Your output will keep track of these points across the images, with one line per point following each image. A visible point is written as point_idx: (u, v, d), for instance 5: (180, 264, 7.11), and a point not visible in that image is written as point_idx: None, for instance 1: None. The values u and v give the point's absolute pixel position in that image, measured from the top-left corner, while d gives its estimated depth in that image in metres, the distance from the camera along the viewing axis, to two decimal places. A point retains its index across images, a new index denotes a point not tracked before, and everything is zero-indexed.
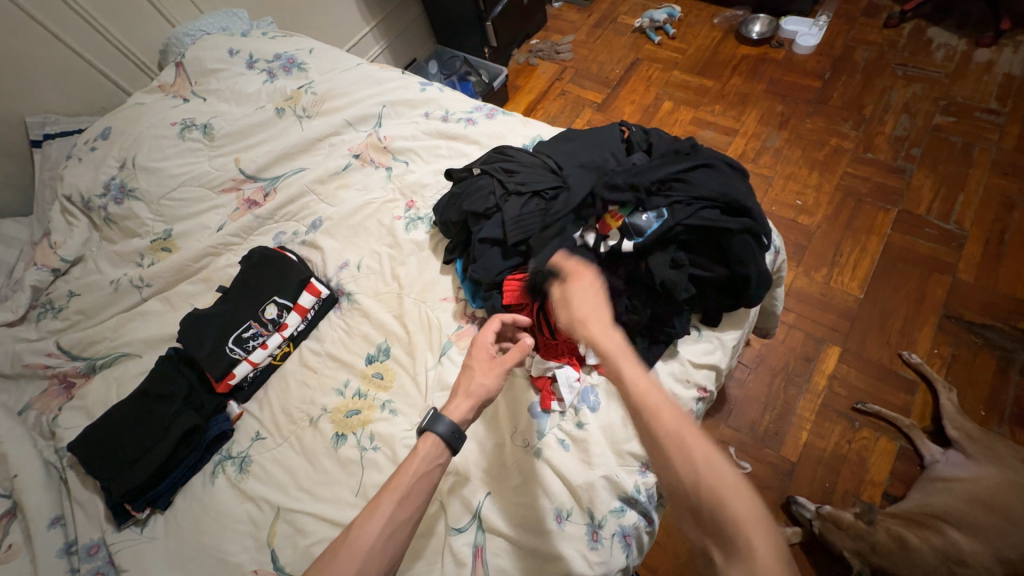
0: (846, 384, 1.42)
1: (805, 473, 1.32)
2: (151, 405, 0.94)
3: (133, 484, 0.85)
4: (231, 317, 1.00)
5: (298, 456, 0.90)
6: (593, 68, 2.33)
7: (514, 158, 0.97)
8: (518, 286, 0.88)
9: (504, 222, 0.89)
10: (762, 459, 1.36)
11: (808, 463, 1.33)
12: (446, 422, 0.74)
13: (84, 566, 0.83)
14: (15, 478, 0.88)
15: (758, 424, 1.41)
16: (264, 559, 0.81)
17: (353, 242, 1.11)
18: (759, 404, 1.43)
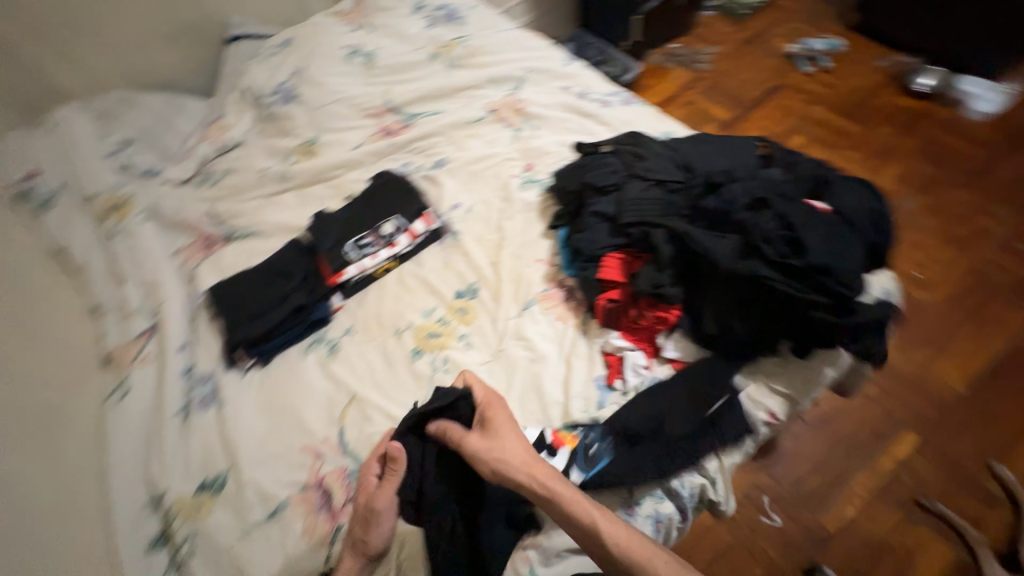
0: (916, 475, 1.31)
1: (842, 547, 1.25)
2: (273, 278, 1.08)
3: (250, 335, 1.01)
4: (354, 223, 1.13)
5: (379, 357, 1.00)
6: (728, 84, 2.25)
7: (645, 145, 0.99)
8: (617, 263, 0.91)
9: (620, 201, 0.92)
10: (798, 520, 1.29)
11: (846, 539, 1.26)
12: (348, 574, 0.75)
13: (196, 389, 1.00)
14: (163, 304, 1.08)
15: (804, 483, 1.33)
16: (333, 432, 0.92)
17: (469, 188, 1.19)
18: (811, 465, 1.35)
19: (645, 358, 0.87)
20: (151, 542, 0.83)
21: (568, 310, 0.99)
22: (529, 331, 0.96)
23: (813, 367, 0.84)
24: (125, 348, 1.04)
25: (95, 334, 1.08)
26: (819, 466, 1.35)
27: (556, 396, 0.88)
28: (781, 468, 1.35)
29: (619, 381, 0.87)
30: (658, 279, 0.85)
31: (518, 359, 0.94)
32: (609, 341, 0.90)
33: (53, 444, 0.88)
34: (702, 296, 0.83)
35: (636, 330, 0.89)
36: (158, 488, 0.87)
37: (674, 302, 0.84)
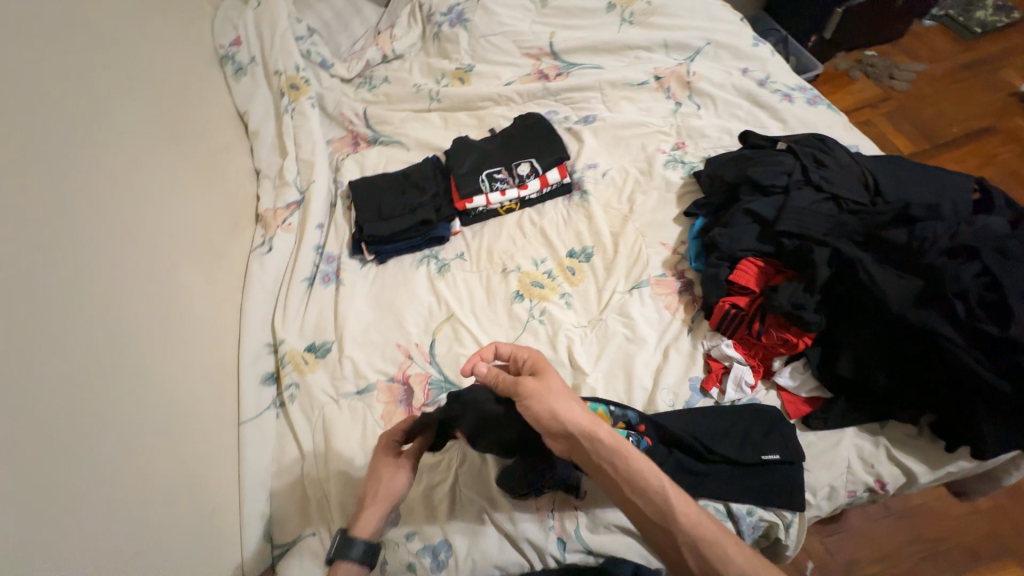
0: None
1: None
2: (407, 188, 1.15)
3: (375, 234, 1.08)
4: (491, 157, 1.15)
5: (481, 289, 1.04)
6: (926, 112, 1.90)
7: (832, 153, 0.88)
8: (754, 271, 0.84)
9: (784, 206, 0.84)
10: None
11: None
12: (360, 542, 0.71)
13: (322, 266, 1.11)
14: (313, 183, 1.20)
15: (861, 568, 1.12)
16: (425, 341, 0.98)
17: (610, 151, 1.15)
18: (875, 552, 1.13)
19: (752, 376, 0.81)
20: (265, 376, 0.97)
21: (680, 303, 0.94)
22: (633, 310, 0.94)
23: (946, 456, 0.74)
24: (274, 213, 1.18)
25: (253, 194, 1.24)
26: (888, 555, 1.12)
27: (644, 380, 0.86)
28: (838, 543, 1.14)
29: (716, 389, 0.83)
30: (800, 298, 0.77)
31: (615, 333, 0.92)
32: (718, 347, 0.85)
33: (217, 273, 1.02)
34: (850, 332, 0.74)
35: (751, 345, 0.83)
36: (278, 337, 1.00)
37: (810, 329, 0.76)
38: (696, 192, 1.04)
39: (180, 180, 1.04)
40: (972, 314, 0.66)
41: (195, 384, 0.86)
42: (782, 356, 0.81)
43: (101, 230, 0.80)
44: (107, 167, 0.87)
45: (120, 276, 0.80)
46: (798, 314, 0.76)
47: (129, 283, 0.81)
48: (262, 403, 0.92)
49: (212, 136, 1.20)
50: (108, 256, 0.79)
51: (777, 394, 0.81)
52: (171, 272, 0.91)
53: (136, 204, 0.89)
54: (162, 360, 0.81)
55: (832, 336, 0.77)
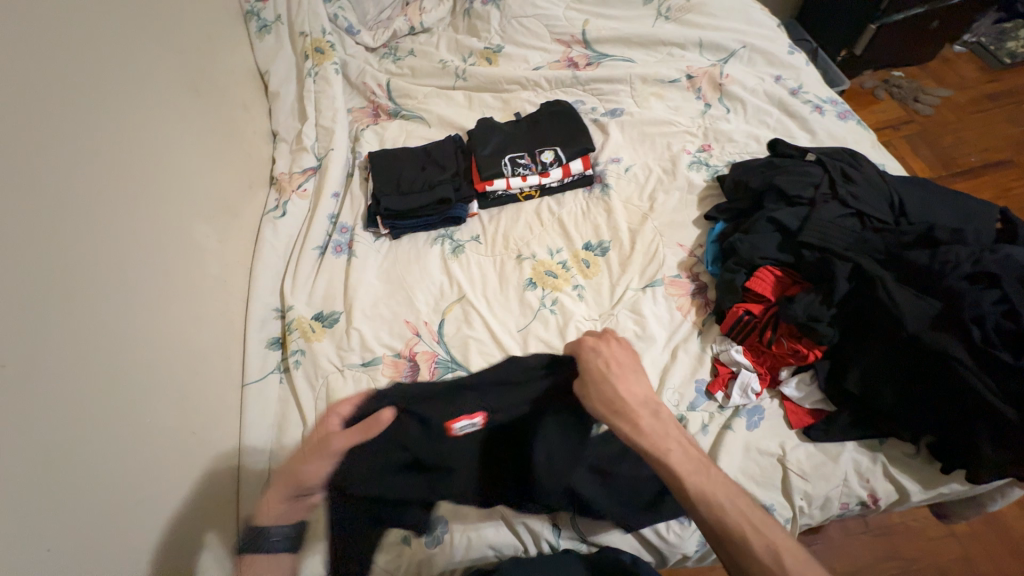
0: None
1: None
2: (427, 165, 1.14)
3: (391, 208, 1.06)
4: (514, 141, 1.13)
5: (494, 273, 1.03)
6: (946, 139, 1.89)
7: (861, 169, 0.88)
8: (771, 280, 0.84)
9: (808, 217, 0.83)
10: None
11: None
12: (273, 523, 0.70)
13: (335, 236, 1.10)
14: (332, 151, 1.18)
15: None
16: (434, 320, 0.98)
17: (634, 147, 1.14)
18: (849, 562, 1.15)
19: (758, 384, 0.82)
20: (271, 340, 0.96)
21: (692, 305, 0.94)
22: (645, 308, 0.93)
23: (940, 476, 0.75)
24: (290, 178, 1.16)
25: (268, 156, 1.22)
26: (858, 570, 1.14)
27: (650, 378, 0.87)
28: (817, 553, 1.16)
29: (721, 393, 0.83)
30: (816, 310, 0.77)
31: (625, 329, 0.92)
32: (727, 352, 0.85)
33: (229, 229, 1.00)
34: (862, 346, 0.75)
35: (760, 353, 0.84)
36: (287, 303, 1.00)
37: (821, 342, 0.77)
38: (718, 196, 1.04)
39: (202, 135, 1.02)
40: (987, 339, 0.66)
41: (203, 341, 0.85)
42: (790, 366, 0.82)
43: (131, 178, 0.79)
44: (136, 115, 0.85)
45: (143, 226, 0.79)
46: (811, 326, 0.76)
47: (152, 234, 0.80)
48: (266, 367, 0.93)
49: (232, 93, 1.17)
50: (135, 204, 0.79)
51: (780, 404, 0.82)
52: (188, 226, 0.90)
53: (161, 155, 0.88)
54: (175, 313, 0.81)
55: (844, 349, 0.77)
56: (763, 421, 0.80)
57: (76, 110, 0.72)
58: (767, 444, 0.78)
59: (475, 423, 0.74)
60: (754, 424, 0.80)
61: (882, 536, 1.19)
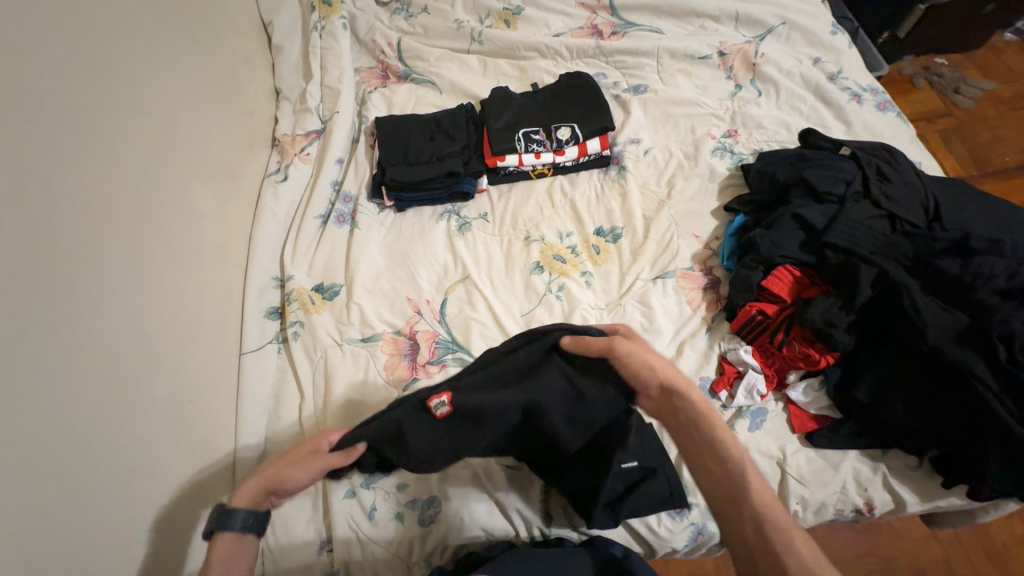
0: None
1: None
2: (436, 135, 1.08)
3: (396, 179, 1.02)
4: (530, 114, 1.07)
5: (500, 254, 0.99)
6: (981, 136, 1.80)
7: (898, 167, 0.82)
8: (789, 280, 0.81)
9: (837, 216, 0.79)
10: None
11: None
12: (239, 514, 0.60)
13: (338, 204, 1.06)
14: (337, 114, 1.12)
15: None
16: (437, 299, 0.96)
17: (656, 127, 1.08)
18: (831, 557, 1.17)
19: (764, 386, 0.80)
20: (270, 310, 0.95)
21: (703, 300, 0.91)
22: (653, 300, 0.90)
23: (941, 490, 0.73)
24: (292, 140, 1.12)
25: (271, 115, 1.17)
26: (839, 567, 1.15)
27: None
28: None
29: (725, 392, 0.82)
30: (834, 316, 0.74)
31: (632, 321, 0.89)
32: (735, 351, 0.83)
33: (229, 192, 0.96)
34: (880, 355, 0.73)
35: (769, 355, 0.81)
36: (286, 273, 0.97)
37: (836, 348, 0.74)
38: (741, 186, 0.98)
39: (202, 89, 0.96)
40: (1015, 358, 0.64)
41: (201, 309, 0.83)
42: (799, 370, 0.80)
43: (130, 133, 0.75)
44: (135, 63, 0.80)
45: (143, 185, 0.76)
46: (828, 332, 0.73)
47: (151, 194, 0.77)
48: (264, 337, 0.91)
49: (234, 43, 1.10)
50: (133, 162, 0.75)
51: (784, 407, 0.80)
52: (186, 187, 0.86)
53: (160, 110, 0.84)
54: (173, 278, 0.78)
55: (859, 357, 0.75)
56: (765, 422, 0.79)
57: (71, 55, 0.67)
58: (767, 446, 0.77)
59: (443, 403, 0.59)
60: (756, 426, 0.79)
61: (865, 536, 1.20)
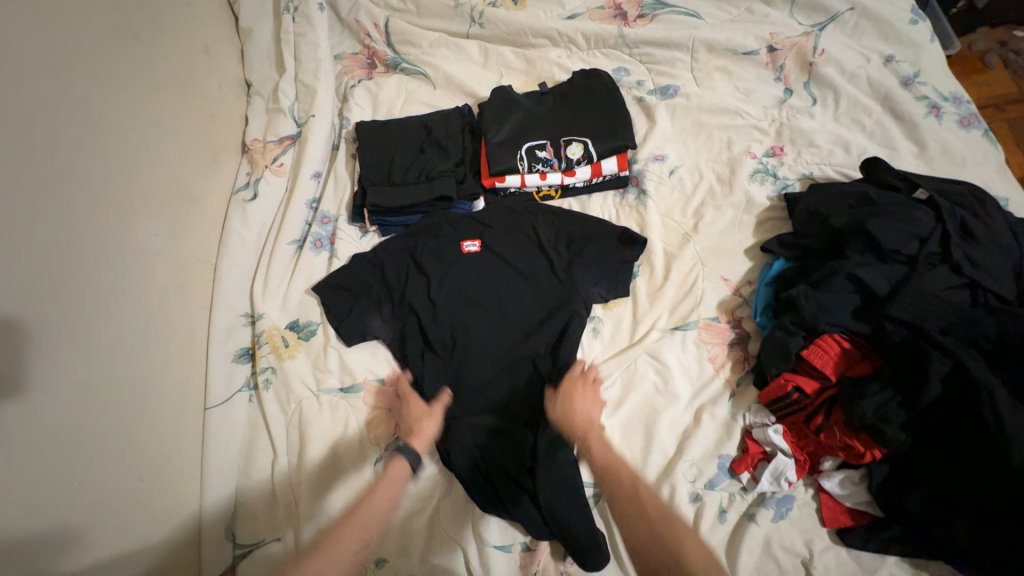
0: None
1: None
2: (426, 146, 0.93)
3: (377, 203, 0.88)
4: (536, 123, 0.91)
5: (495, 292, 0.87)
6: None
7: (990, 222, 0.66)
8: (834, 353, 0.68)
9: (903, 284, 0.65)
10: None
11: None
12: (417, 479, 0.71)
13: (315, 227, 0.93)
14: (313, 118, 0.97)
15: None
16: (424, 344, 0.85)
17: (685, 140, 0.91)
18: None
19: (794, 472, 0.69)
20: (239, 352, 0.85)
21: (727, 359, 0.79)
22: (670, 357, 0.79)
23: None
24: (263, 148, 0.98)
25: (240, 115, 1.02)
26: None
27: (665, 444, 0.75)
28: None
29: (746, 474, 0.72)
30: (890, 411, 0.62)
31: (644, 379, 0.79)
32: (763, 428, 0.72)
33: (190, 218, 0.85)
34: (937, 458, 0.62)
35: (803, 436, 0.70)
36: (257, 310, 0.86)
37: (886, 446, 0.62)
38: (782, 221, 0.83)
39: (150, 96, 0.81)
40: None
41: (156, 360, 0.74)
42: (836, 458, 0.68)
43: (50, 174, 0.63)
44: (51, 79, 0.66)
45: (70, 236, 0.64)
46: (880, 429, 0.62)
47: (82, 245, 0.66)
48: (233, 385, 0.82)
49: (192, 31, 0.94)
50: (57, 209, 0.63)
51: (815, 494, 0.70)
52: (133, 222, 0.74)
53: (95, 134, 0.70)
54: (119, 334, 0.69)
55: (912, 457, 0.63)
56: (791, 511, 0.70)
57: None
58: (791, 541, 0.68)
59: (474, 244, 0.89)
60: (780, 515, 0.70)
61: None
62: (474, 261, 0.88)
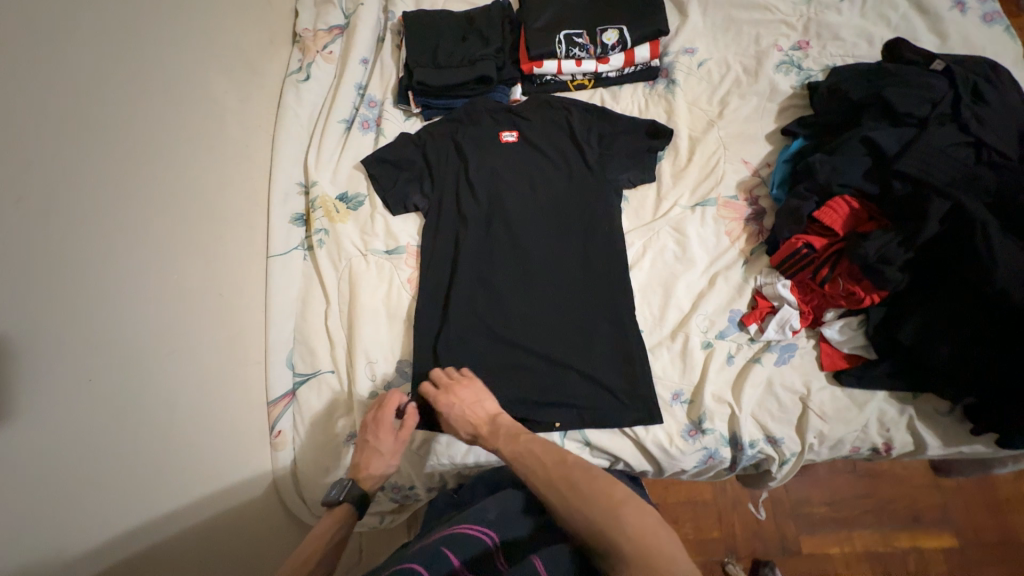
0: (922, 568, 1.11)
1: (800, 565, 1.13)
2: (468, 35, 0.98)
3: (422, 82, 0.95)
4: (573, 15, 0.95)
5: (528, 171, 0.93)
6: None
7: (1000, 89, 0.72)
8: (845, 211, 0.74)
9: (913, 141, 0.71)
10: (779, 524, 1.16)
11: (807, 563, 1.13)
12: (338, 488, 0.70)
13: (362, 109, 1.00)
14: (362, 6, 1.03)
15: (808, 506, 1.17)
16: (457, 212, 0.91)
17: (714, 36, 0.96)
18: (826, 494, 1.17)
19: (798, 322, 0.76)
20: (295, 216, 0.93)
21: (743, 231, 0.85)
22: (689, 229, 0.86)
23: (967, 436, 0.72)
24: (313, 36, 1.04)
25: (290, 9, 1.08)
26: (834, 503, 1.17)
27: (681, 302, 0.83)
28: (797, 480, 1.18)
29: (755, 326, 0.79)
30: (890, 252, 0.68)
31: (664, 247, 0.86)
32: (773, 285, 0.79)
33: (248, 89, 0.93)
34: (929, 296, 0.69)
35: (808, 291, 0.77)
36: (310, 179, 0.94)
37: (885, 287, 0.69)
38: (803, 108, 0.89)
39: None
40: None
41: (224, 204, 0.83)
42: (839, 309, 0.75)
43: (134, 17, 0.71)
44: None
45: (152, 78, 0.72)
46: (880, 269, 0.68)
47: (162, 86, 0.74)
48: (290, 242, 0.91)
49: None
50: (142, 50, 0.71)
51: (816, 344, 0.78)
52: (201, 78, 0.82)
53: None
54: (194, 171, 0.78)
55: (909, 296, 0.70)
56: (793, 358, 0.77)
57: None
58: (791, 381, 0.76)
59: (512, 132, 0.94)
60: (785, 359, 0.77)
61: (865, 478, 1.18)
62: (508, 145, 0.94)
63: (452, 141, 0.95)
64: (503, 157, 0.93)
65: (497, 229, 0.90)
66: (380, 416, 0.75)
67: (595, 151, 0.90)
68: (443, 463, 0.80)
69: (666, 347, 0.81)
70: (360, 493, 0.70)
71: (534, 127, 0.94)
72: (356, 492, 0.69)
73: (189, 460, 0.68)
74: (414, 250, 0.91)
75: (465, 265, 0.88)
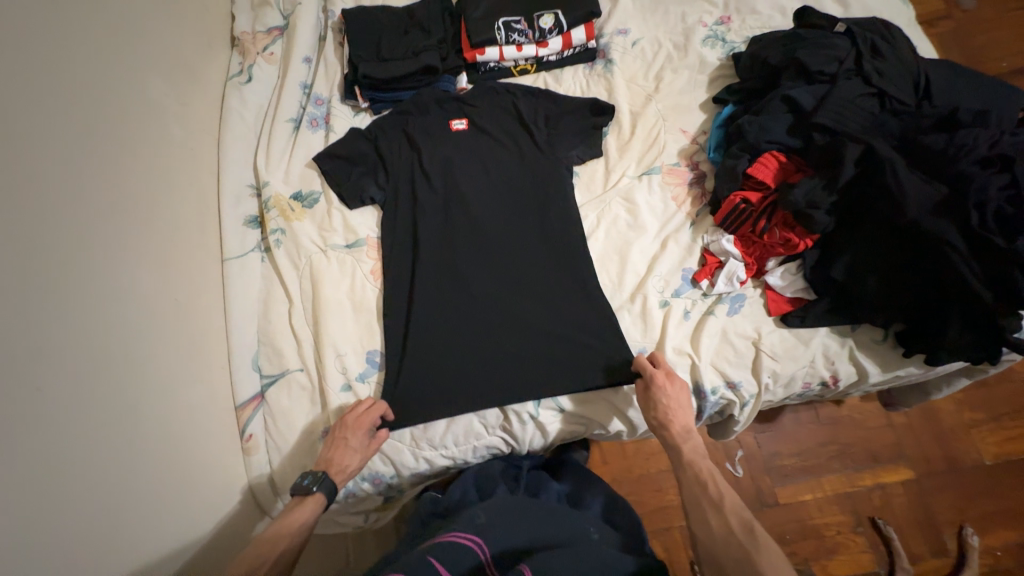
0: (885, 501, 1.20)
1: (777, 514, 1.19)
2: (410, 27, 1.00)
3: (368, 76, 0.96)
4: (510, 3, 0.99)
5: (482, 157, 0.95)
6: (977, 38, 1.48)
7: (895, 45, 0.81)
8: (773, 165, 0.80)
9: (826, 95, 0.78)
10: (754, 478, 1.22)
11: (783, 512, 1.19)
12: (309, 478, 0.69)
13: (309, 107, 0.99)
14: (300, 7, 1.03)
15: (779, 458, 1.23)
16: (415, 201, 0.92)
17: (645, 17, 1.01)
18: (794, 445, 1.24)
19: (744, 273, 0.82)
20: (249, 219, 0.92)
21: (688, 196, 0.90)
22: (638, 197, 0.90)
23: (900, 360, 0.79)
24: (252, 38, 1.03)
25: (227, 13, 1.07)
26: (801, 453, 1.24)
27: (637, 266, 0.87)
28: (766, 435, 1.24)
29: (706, 281, 0.84)
30: (816, 197, 0.74)
31: (616, 217, 0.90)
32: (718, 242, 0.84)
33: (189, 92, 0.91)
34: (853, 234, 0.75)
35: (750, 243, 0.83)
36: (262, 179, 0.93)
37: (815, 230, 0.75)
38: (731, 77, 0.95)
39: None
40: (985, 224, 0.66)
41: (174, 208, 0.81)
42: (779, 256, 0.81)
43: (61, 20, 0.69)
44: None
45: (87, 81, 0.71)
46: (808, 213, 0.74)
47: (97, 90, 0.72)
48: (246, 245, 0.90)
49: None
50: (73, 53, 0.70)
51: (762, 293, 0.83)
52: (139, 81, 0.81)
53: None
54: (139, 175, 0.76)
55: (837, 237, 0.77)
56: (743, 307, 0.82)
57: None
58: (743, 328, 0.81)
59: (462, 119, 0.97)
60: (735, 309, 0.82)
61: (827, 426, 1.26)
62: (458, 132, 0.96)
63: (404, 133, 0.96)
64: (455, 145, 0.95)
65: (457, 214, 0.91)
66: (361, 413, 0.76)
67: (543, 131, 0.93)
68: (421, 446, 0.81)
69: (627, 310, 0.84)
70: (333, 487, 0.70)
71: (483, 113, 0.97)
72: (328, 485, 0.69)
73: (158, 466, 0.66)
74: (374, 241, 0.91)
75: (428, 251, 0.89)
